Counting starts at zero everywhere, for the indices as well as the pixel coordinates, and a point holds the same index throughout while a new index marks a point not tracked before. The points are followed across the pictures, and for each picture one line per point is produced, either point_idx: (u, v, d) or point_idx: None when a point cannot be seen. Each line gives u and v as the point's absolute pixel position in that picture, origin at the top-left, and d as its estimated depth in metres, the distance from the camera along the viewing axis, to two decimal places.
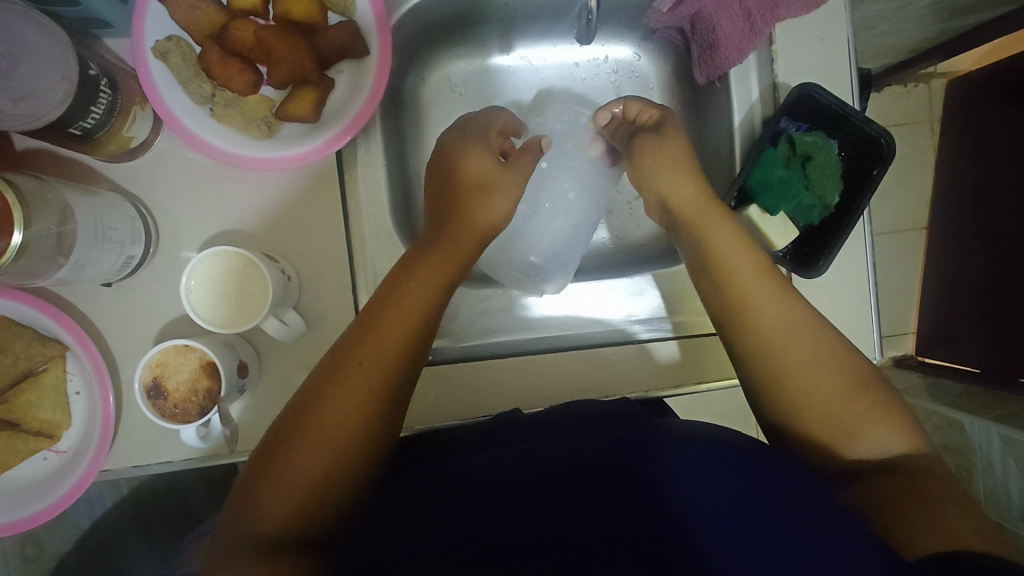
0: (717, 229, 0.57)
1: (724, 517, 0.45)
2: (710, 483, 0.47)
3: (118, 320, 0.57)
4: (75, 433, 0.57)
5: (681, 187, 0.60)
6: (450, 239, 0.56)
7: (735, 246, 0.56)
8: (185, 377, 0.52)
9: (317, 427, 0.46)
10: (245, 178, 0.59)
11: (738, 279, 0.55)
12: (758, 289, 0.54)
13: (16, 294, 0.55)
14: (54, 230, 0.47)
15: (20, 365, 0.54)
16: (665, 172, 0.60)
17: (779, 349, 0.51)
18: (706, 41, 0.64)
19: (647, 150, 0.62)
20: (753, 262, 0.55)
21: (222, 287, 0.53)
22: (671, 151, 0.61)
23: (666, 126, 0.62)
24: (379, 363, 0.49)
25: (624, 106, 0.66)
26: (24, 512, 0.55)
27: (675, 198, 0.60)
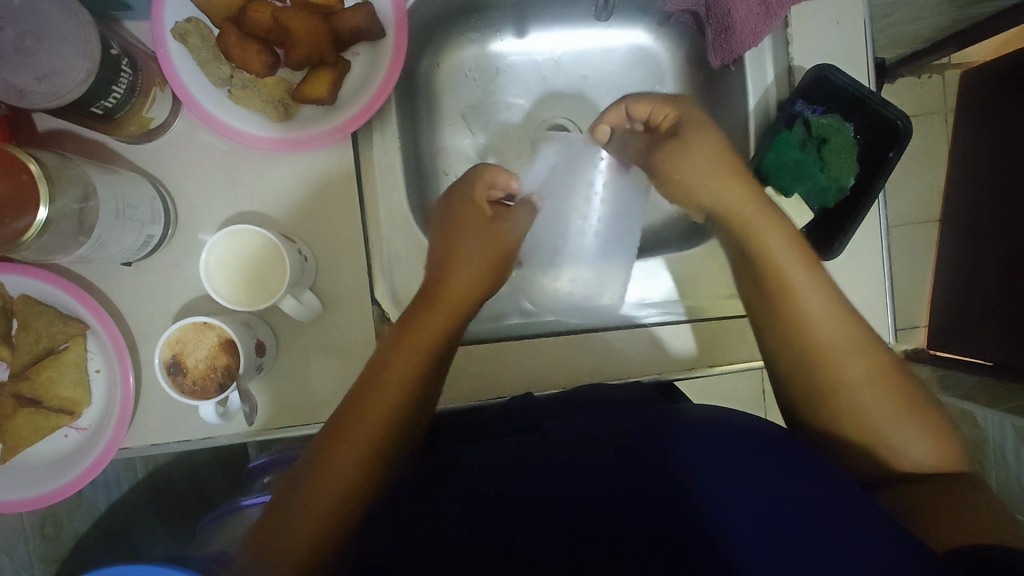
0: (770, 236, 0.50)
1: (740, 495, 0.45)
2: (726, 461, 0.47)
3: (137, 299, 0.58)
4: (95, 410, 0.58)
5: (719, 190, 0.52)
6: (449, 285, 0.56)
7: (790, 249, 0.50)
8: (203, 354, 0.52)
9: (357, 426, 0.47)
10: (261, 160, 0.59)
11: (791, 283, 0.49)
12: (810, 296, 0.49)
13: (36, 272, 0.56)
14: (76, 207, 0.47)
15: (43, 342, 0.56)
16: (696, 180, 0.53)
17: (827, 358, 0.48)
18: (721, 24, 0.64)
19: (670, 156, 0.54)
20: (807, 267, 0.50)
21: (238, 270, 0.54)
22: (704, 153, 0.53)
23: (685, 127, 0.55)
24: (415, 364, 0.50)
25: (627, 108, 0.60)
26: (46, 488, 0.56)
27: (721, 202, 0.52)
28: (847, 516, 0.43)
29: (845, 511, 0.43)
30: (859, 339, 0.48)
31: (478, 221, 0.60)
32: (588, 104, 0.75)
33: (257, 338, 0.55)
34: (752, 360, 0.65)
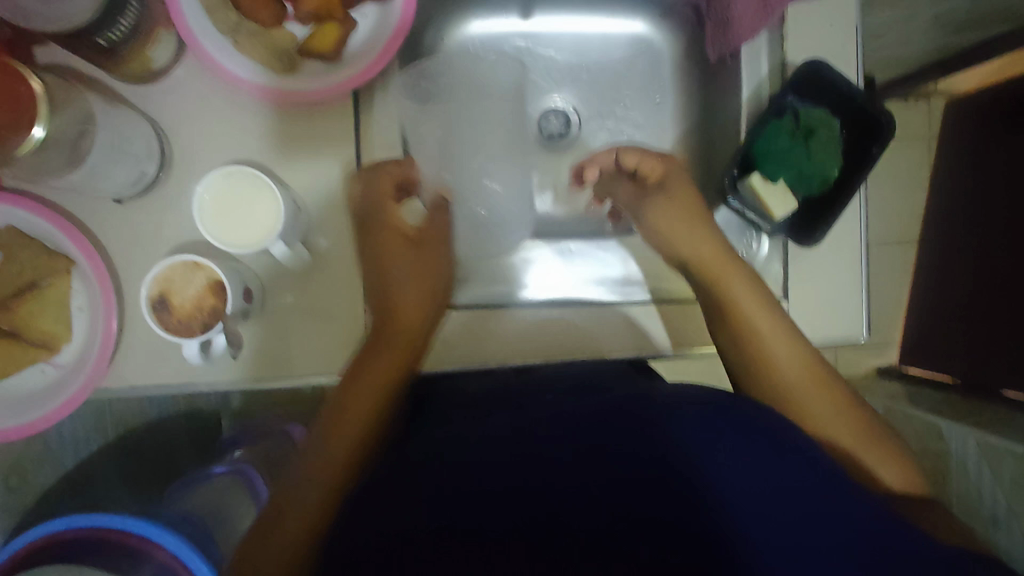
0: (737, 285, 0.58)
1: (753, 488, 0.41)
2: (742, 449, 0.42)
3: (126, 239, 0.58)
4: (75, 347, 0.57)
5: (693, 236, 0.62)
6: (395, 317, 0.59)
7: (750, 295, 0.58)
8: (192, 293, 0.52)
9: (350, 405, 0.56)
10: (259, 112, 0.59)
11: (739, 310, 0.58)
12: (760, 318, 0.57)
13: (20, 202, 0.55)
14: (75, 133, 0.48)
15: (26, 275, 0.55)
16: (692, 223, 0.63)
17: (776, 376, 0.55)
18: (720, 17, 0.66)
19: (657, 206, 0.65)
20: (759, 299, 0.58)
21: (223, 209, 0.54)
22: (682, 207, 0.64)
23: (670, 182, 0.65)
24: (394, 349, 0.58)
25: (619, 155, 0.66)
26: (16, 422, 0.55)
27: (696, 255, 0.62)
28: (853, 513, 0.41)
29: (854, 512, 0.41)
30: (813, 371, 0.55)
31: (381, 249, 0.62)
32: (589, 88, 0.77)
33: (246, 285, 0.56)
34: None
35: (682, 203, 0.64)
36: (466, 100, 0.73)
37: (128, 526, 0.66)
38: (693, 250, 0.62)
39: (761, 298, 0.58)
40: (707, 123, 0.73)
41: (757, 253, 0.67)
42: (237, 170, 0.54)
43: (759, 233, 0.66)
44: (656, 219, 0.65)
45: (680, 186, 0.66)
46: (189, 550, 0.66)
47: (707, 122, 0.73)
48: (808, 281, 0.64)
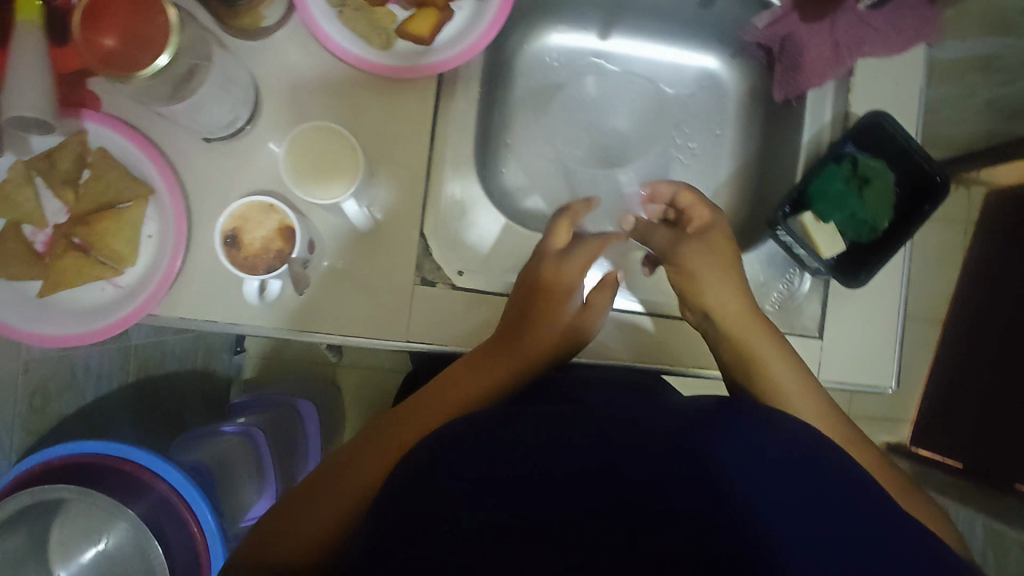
0: (761, 342, 0.59)
1: (767, 480, 0.38)
2: (754, 445, 0.40)
3: (203, 176, 0.61)
4: (136, 272, 0.60)
5: (728, 292, 0.62)
6: (533, 332, 0.61)
7: (772, 346, 0.59)
8: (261, 233, 0.55)
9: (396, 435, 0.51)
10: (349, 81, 0.63)
11: (756, 354, 0.59)
12: (779, 367, 0.58)
13: (115, 124, 0.58)
14: (190, 64, 0.52)
15: (107, 194, 0.58)
16: (721, 274, 0.62)
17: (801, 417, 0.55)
18: (791, 62, 0.70)
19: (696, 251, 0.64)
20: (783, 356, 0.58)
21: (318, 158, 0.56)
22: (716, 258, 0.63)
23: (714, 231, 0.65)
24: (466, 397, 0.55)
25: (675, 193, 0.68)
26: (70, 331, 0.58)
27: (720, 308, 0.61)
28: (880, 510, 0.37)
29: (879, 509, 0.37)
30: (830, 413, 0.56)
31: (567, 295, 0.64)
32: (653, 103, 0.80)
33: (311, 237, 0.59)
34: None
35: (715, 252, 0.63)
36: (536, 114, 0.77)
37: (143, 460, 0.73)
38: (717, 300, 0.61)
39: (781, 348, 0.59)
40: (764, 162, 0.76)
41: (798, 289, 0.68)
42: (318, 129, 0.56)
43: (803, 271, 0.67)
44: (686, 263, 0.63)
45: (720, 238, 0.65)
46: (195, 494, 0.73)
47: (765, 161, 0.76)
48: (843, 324, 0.65)
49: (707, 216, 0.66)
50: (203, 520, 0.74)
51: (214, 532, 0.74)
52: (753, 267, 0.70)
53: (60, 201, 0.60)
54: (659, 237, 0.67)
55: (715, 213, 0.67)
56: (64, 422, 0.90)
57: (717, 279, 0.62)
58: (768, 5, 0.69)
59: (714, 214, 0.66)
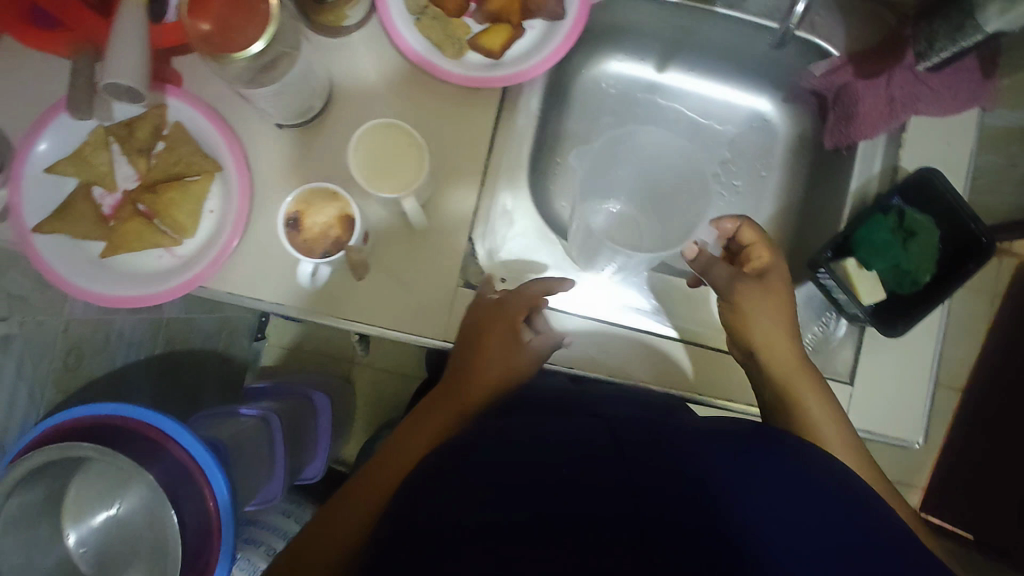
0: (803, 383, 0.60)
1: (760, 491, 0.39)
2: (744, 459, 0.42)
3: (269, 160, 0.63)
4: (193, 243, 0.62)
5: (780, 341, 0.60)
6: (474, 371, 0.59)
7: (811, 382, 0.60)
8: (323, 219, 0.56)
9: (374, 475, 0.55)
10: (417, 84, 0.65)
11: (796, 388, 0.60)
12: (818, 400, 0.59)
13: (194, 101, 0.61)
14: (282, 51, 0.54)
15: (178, 167, 0.61)
16: (776, 316, 0.61)
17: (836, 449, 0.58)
18: (845, 112, 0.71)
19: (753, 296, 0.61)
20: (823, 396, 0.60)
21: (382, 154, 0.57)
22: (773, 302, 0.61)
23: (772, 274, 0.63)
24: (430, 433, 0.57)
25: (737, 230, 0.64)
26: (124, 292, 0.60)
27: (769, 354, 0.60)
28: (867, 516, 0.39)
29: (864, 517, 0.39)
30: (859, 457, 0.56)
31: (505, 337, 0.59)
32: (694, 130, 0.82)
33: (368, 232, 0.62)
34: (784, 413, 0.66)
35: (773, 297, 0.61)
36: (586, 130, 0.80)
37: (167, 428, 0.75)
38: (766, 339, 0.61)
39: (819, 391, 0.60)
40: (808, 206, 0.77)
41: (833, 332, 0.68)
42: (386, 127, 0.58)
43: (839, 316, 0.68)
44: (741, 303, 0.61)
45: (780, 282, 0.62)
46: (213, 464, 0.75)
47: (808, 205, 0.77)
48: (874, 373, 0.65)
49: (769, 257, 0.63)
50: (217, 495, 0.76)
51: (226, 505, 0.76)
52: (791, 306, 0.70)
53: (131, 167, 0.62)
54: (716, 274, 0.64)
55: (775, 255, 0.64)
56: (92, 384, 0.92)
57: (761, 310, 0.61)
58: (827, 55, 0.71)
59: (775, 256, 0.63)
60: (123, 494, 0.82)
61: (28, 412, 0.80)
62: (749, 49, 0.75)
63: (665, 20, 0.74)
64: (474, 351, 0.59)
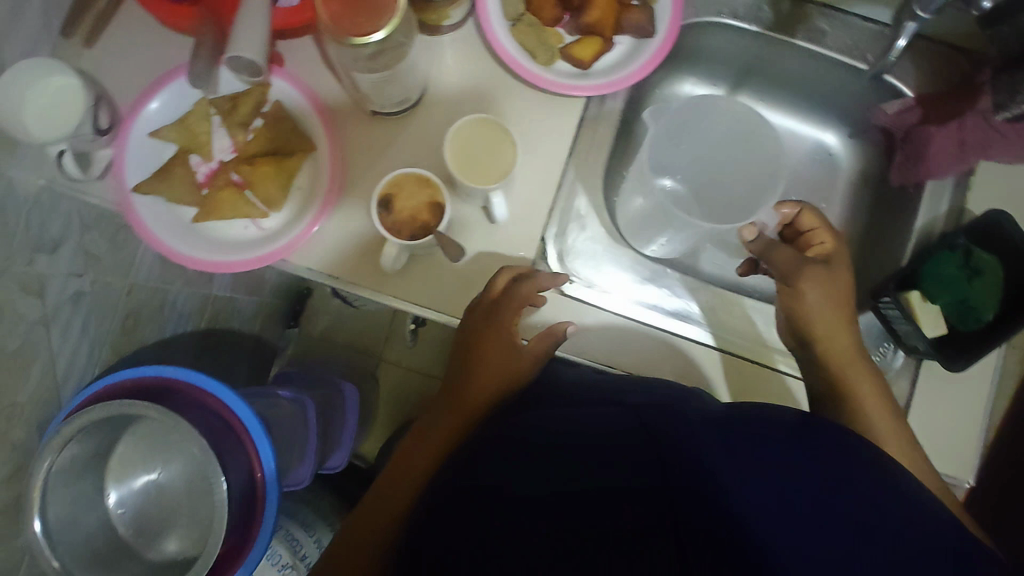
0: (864, 386, 0.61)
1: (763, 477, 0.41)
2: (747, 444, 0.43)
3: (359, 145, 0.66)
4: (279, 218, 0.65)
5: (840, 325, 0.62)
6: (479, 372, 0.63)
7: (873, 391, 0.61)
8: (413, 204, 0.59)
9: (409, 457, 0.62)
10: (505, 87, 0.68)
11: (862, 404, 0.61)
12: (883, 414, 0.60)
13: (297, 83, 0.64)
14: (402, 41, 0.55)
15: (276, 143, 0.63)
16: (837, 298, 0.63)
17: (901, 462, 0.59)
18: (914, 151, 0.72)
19: (821, 278, 0.63)
20: (883, 400, 0.61)
21: (472, 149, 0.60)
22: (836, 287, 0.63)
23: (835, 260, 0.65)
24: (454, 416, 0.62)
25: (800, 215, 0.67)
26: (211, 258, 0.62)
27: (832, 339, 0.62)
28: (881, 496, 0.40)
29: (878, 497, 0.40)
30: None
31: (505, 343, 0.62)
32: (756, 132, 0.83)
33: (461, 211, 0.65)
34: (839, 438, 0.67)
35: (837, 281, 0.64)
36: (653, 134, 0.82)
37: (214, 390, 0.78)
38: (821, 324, 0.62)
39: (875, 384, 0.62)
40: (867, 240, 0.78)
41: (890, 363, 0.69)
42: (480, 122, 0.60)
43: (897, 347, 0.69)
44: (803, 288, 0.63)
45: (842, 268, 0.65)
46: (262, 430, 0.78)
47: (867, 239, 0.78)
48: (927, 408, 0.67)
49: (832, 244, 0.66)
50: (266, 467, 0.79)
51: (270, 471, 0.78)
52: None
53: (228, 139, 0.65)
54: (778, 255, 0.65)
55: (837, 240, 0.66)
56: (142, 351, 0.93)
57: (817, 311, 0.62)
58: (901, 95, 0.72)
59: (836, 241, 0.66)
60: (168, 459, 0.83)
61: (84, 370, 0.81)
62: (822, 84, 0.77)
63: (745, 49, 0.76)
64: (475, 354, 0.63)
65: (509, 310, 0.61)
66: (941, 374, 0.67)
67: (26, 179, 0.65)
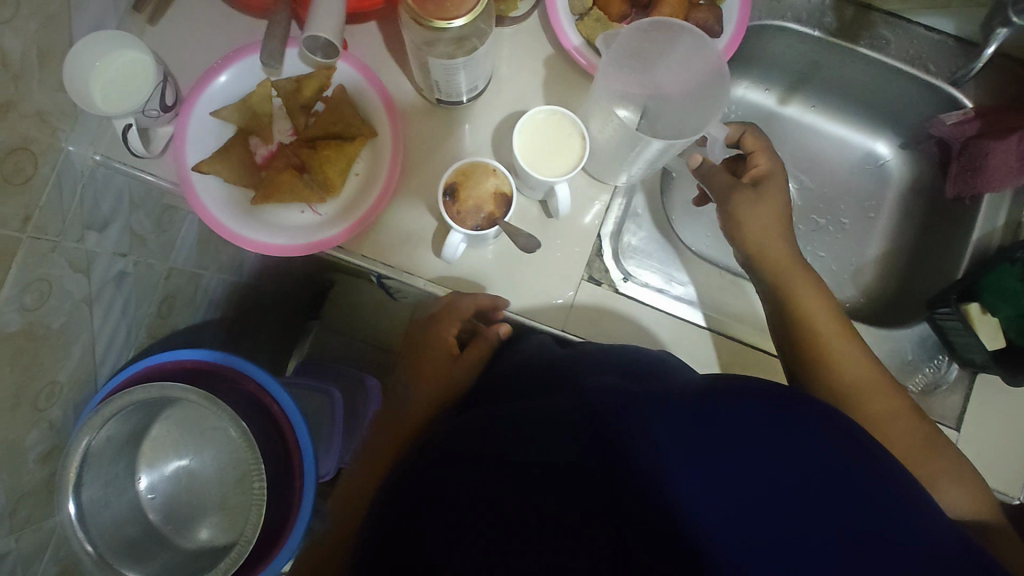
0: (849, 364, 0.58)
1: (709, 468, 0.35)
2: (689, 425, 0.37)
3: (422, 135, 0.66)
4: (337, 204, 0.64)
5: (775, 245, 0.62)
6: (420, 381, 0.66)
7: (861, 372, 0.58)
8: (480, 192, 0.59)
9: (369, 464, 0.63)
10: (567, 82, 0.68)
11: (862, 392, 0.57)
12: (880, 406, 0.57)
13: (364, 68, 0.63)
14: (481, 28, 0.54)
15: (338, 127, 0.63)
16: (776, 216, 0.63)
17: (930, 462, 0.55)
18: (971, 163, 0.71)
19: (749, 198, 0.63)
20: (876, 384, 0.57)
21: (538, 142, 0.60)
22: (769, 210, 0.63)
23: (768, 182, 0.64)
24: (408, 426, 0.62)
25: (742, 136, 0.66)
26: (252, 236, 0.61)
27: (769, 257, 0.62)
28: (846, 471, 0.35)
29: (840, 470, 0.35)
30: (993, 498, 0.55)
31: (445, 350, 0.65)
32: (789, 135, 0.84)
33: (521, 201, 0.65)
34: None
35: (769, 202, 0.63)
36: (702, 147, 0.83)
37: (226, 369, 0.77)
38: (764, 243, 0.62)
39: (858, 356, 0.58)
40: (917, 251, 0.78)
41: (944, 376, 0.68)
42: (549, 114, 0.60)
43: (952, 360, 0.68)
44: (735, 209, 0.63)
45: (776, 189, 0.64)
46: (288, 398, 0.79)
47: (917, 250, 0.78)
48: (981, 423, 0.66)
49: (767, 163, 0.65)
50: (301, 441, 0.79)
51: (307, 451, 0.79)
52: (905, 343, 0.71)
53: (289, 123, 0.65)
54: (716, 179, 0.66)
55: (773, 164, 0.65)
56: (173, 334, 0.92)
57: (818, 307, 0.60)
58: (960, 106, 0.71)
59: (772, 165, 0.65)
60: (200, 446, 0.81)
61: (120, 352, 0.80)
62: (877, 91, 0.77)
63: (802, 54, 0.76)
64: (425, 362, 0.66)
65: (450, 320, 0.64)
66: (998, 388, 0.66)
67: (82, 154, 0.63)
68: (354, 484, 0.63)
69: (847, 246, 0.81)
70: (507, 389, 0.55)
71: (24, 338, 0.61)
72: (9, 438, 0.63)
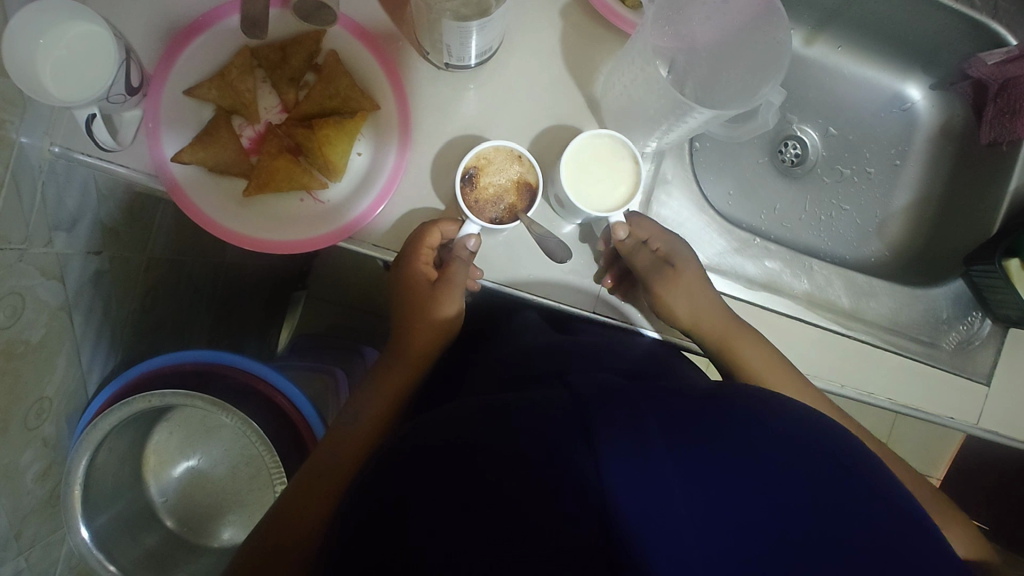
0: None
1: (712, 476, 0.34)
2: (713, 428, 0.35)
3: (432, 104, 0.59)
4: (342, 190, 0.57)
5: (702, 308, 0.57)
6: (406, 345, 0.59)
7: None
8: (500, 181, 0.55)
9: (330, 454, 0.53)
10: (587, 34, 0.60)
11: None
12: None
13: (360, 34, 0.57)
14: None
15: (335, 101, 0.56)
16: (700, 296, 0.57)
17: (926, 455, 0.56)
18: (1012, 106, 0.67)
19: (672, 282, 0.57)
20: None
21: (586, 171, 0.55)
22: (690, 281, 0.57)
23: (678, 259, 0.58)
24: (389, 397, 0.57)
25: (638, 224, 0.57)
26: (233, 225, 0.55)
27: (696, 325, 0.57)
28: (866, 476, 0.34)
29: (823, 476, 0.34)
30: None
31: (422, 285, 0.58)
32: (812, 84, 0.79)
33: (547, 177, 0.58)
34: (925, 408, 0.64)
35: (688, 278, 0.57)
36: None
37: (214, 359, 0.73)
38: (695, 318, 0.57)
39: None
40: (948, 199, 0.75)
41: (978, 332, 0.67)
42: (590, 138, 0.55)
43: (985, 316, 0.67)
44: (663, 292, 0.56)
45: (688, 265, 0.58)
46: (290, 384, 0.74)
47: (948, 198, 0.75)
48: (1012, 380, 0.65)
49: (666, 246, 0.59)
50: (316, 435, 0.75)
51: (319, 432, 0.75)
52: (938, 301, 0.69)
53: (275, 98, 0.58)
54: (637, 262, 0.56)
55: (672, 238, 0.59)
56: (160, 328, 0.85)
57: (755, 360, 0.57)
58: (1005, 44, 0.66)
59: (671, 238, 0.59)
60: (202, 446, 0.77)
61: (107, 356, 0.74)
62: (913, 29, 0.71)
63: None
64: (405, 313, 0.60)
65: (424, 240, 0.56)
66: None
67: (36, 146, 0.55)
68: (309, 474, 0.52)
69: (874, 200, 0.78)
70: (511, 370, 0.52)
71: (4, 359, 0.54)
72: (4, 464, 0.58)
